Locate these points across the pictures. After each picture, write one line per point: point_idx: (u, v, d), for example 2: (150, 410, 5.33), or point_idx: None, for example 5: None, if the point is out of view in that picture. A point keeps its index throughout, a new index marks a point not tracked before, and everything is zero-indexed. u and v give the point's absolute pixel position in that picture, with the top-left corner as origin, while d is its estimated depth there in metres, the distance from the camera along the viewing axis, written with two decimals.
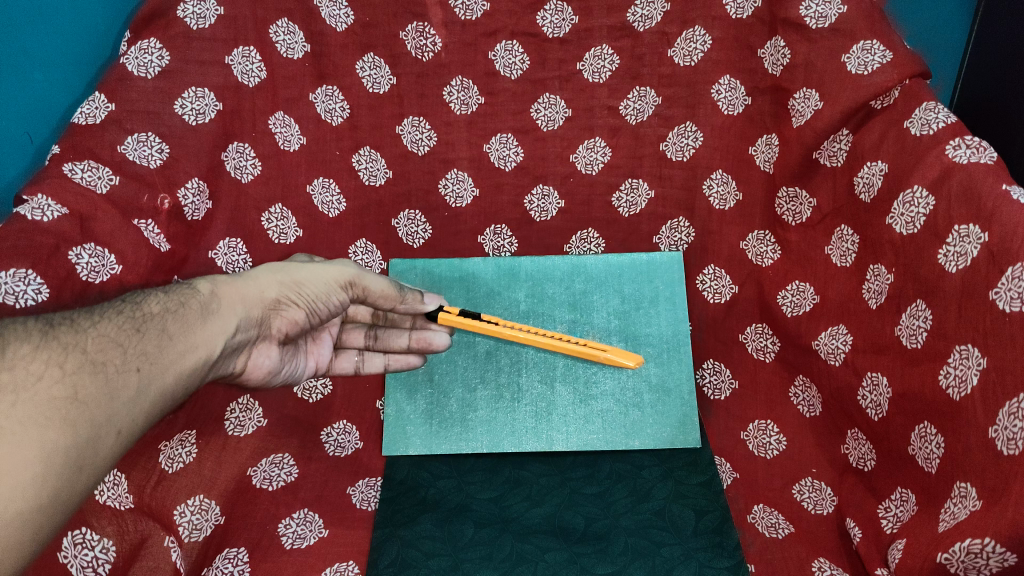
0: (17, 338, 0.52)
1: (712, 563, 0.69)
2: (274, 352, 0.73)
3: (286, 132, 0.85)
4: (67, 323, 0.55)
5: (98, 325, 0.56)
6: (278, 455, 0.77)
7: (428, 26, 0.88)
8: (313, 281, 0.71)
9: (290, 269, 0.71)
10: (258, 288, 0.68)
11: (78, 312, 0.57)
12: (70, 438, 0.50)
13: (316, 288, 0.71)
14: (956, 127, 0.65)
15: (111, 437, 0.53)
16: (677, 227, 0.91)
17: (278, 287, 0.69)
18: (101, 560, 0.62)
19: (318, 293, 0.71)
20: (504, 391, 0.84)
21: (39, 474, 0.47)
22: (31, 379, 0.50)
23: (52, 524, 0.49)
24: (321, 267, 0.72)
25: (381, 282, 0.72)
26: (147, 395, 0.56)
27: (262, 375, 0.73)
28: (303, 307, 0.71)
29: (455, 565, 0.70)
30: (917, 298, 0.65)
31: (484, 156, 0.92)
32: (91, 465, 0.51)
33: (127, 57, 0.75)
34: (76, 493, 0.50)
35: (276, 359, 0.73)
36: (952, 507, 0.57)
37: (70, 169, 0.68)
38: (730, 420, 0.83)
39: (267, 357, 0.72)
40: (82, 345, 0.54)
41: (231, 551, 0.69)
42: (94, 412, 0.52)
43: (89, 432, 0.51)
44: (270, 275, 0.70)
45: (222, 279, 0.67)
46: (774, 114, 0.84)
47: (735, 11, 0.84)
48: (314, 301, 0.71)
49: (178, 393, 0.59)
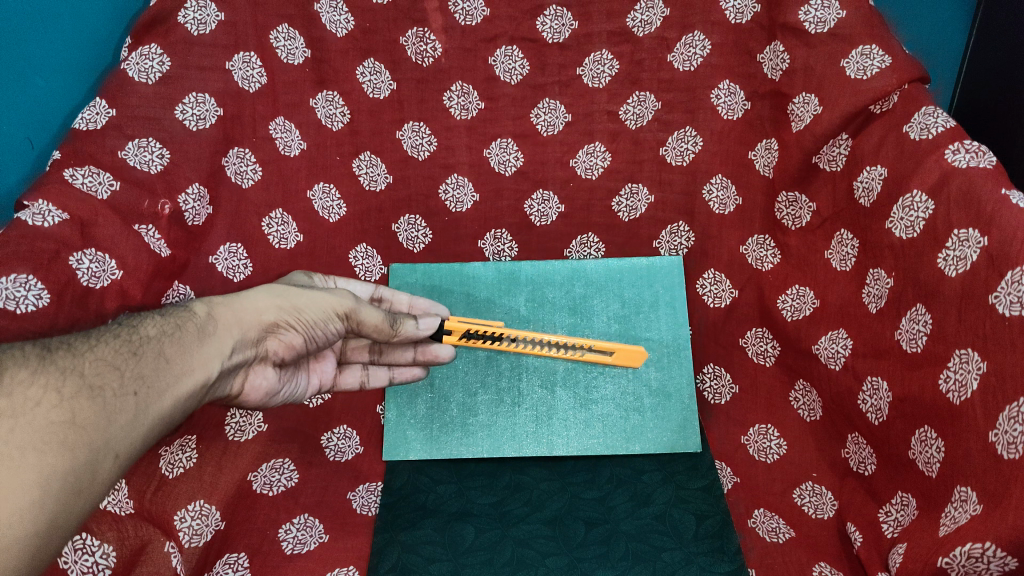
0: (16, 363, 0.52)
1: (712, 568, 0.69)
2: (271, 373, 0.73)
3: (286, 137, 0.85)
4: (64, 348, 0.55)
5: (95, 349, 0.56)
6: (278, 459, 0.77)
7: (428, 32, 0.89)
8: (312, 308, 0.71)
9: (290, 294, 0.71)
10: (256, 310, 0.69)
11: (75, 337, 0.57)
12: (69, 461, 0.50)
13: (315, 314, 0.71)
14: (956, 131, 0.65)
15: (110, 461, 0.53)
16: (677, 231, 0.91)
17: (276, 310, 0.69)
18: (101, 565, 0.62)
19: (316, 319, 0.71)
20: (504, 396, 0.84)
21: (38, 499, 0.48)
22: (30, 405, 0.50)
23: (50, 546, 0.49)
24: (321, 294, 0.72)
25: (377, 316, 0.74)
26: (146, 417, 0.56)
27: (261, 396, 0.73)
28: (301, 332, 0.71)
29: (456, 569, 0.70)
30: (917, 302, 0.65)
31: (484, 161, 0.92)
32: (90, 489, 0.51)
33: (128, 63, 0.75)
34: (75, 516, 0.50)
35: (274, 380, 0.74)
36: (952, 511, 0.57)
37: (71, 174, 0.69)
38: (731, 425, 0.82)
39: (264, 378, 0.72)
40: (79, 369, 0.54)
41: (231, 556, 0.69)
42: (93, 436, 0.52)
43: (87, 455, 0.51)
44: (269, 297, 0.70)
45: (219, 300, 0.68)
46: (773, 118, 0.84)
47: (734, 15, 0.85)
48: (313, 327, 0.71)
49: (175, 416, 0.60)
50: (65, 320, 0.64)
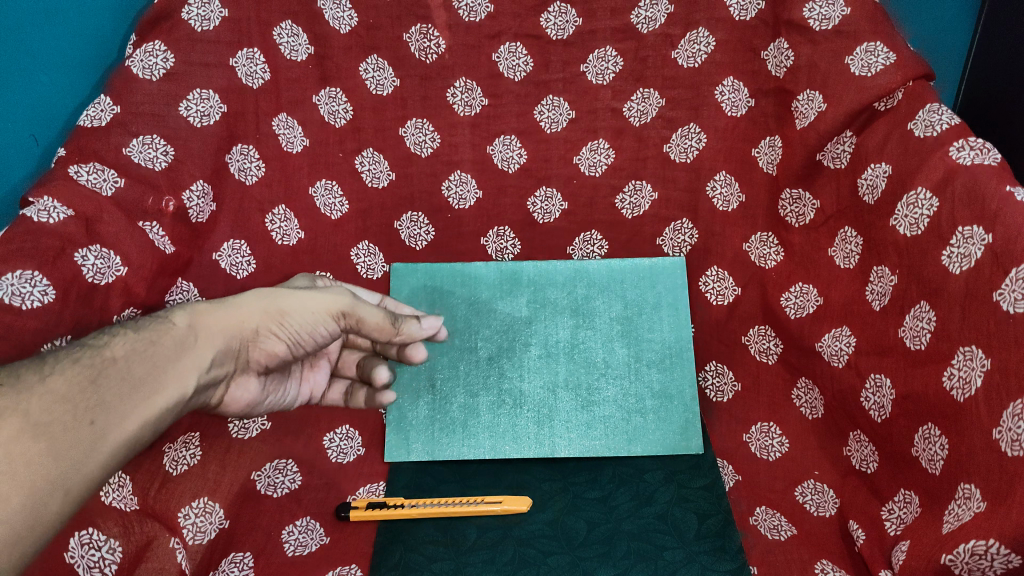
0: None
1: (714, 566, 0.70)
2: (254, 384, 0.73)
3: (289, 133, 0.85)
4: (12, 377, 0.52)
5: (49, 378, 0.53)
6: (282, 460, 0.77)
7: (431, 28, 0.89)
8: (297, 313, 0.70)
9: (276, 298, 0.70)
10: (238, 318, 0.68)
11: (27, 362, 0.54)
12: (10, 507, 0.47)
13: (300, 320, 0.71)
14: (960, 128, 0.64)
15: (61, 498, 0.50)
16: (681, 228, 0.91)
17: (259, 318, 0.69)
18: (108, 560, 0.60)
19: (301, 326, 0.71)
20: (506, 397, 0.84)
21: None
22: None
23: None
24: (309, 299, 0.71)
25: (373, 314, 0.73)
26: (104, 446, 0.53)
27: (243, 407, 0.73)
28: (285, 341, 0.71)
29: (458, 567, 0.70)
30: (922, 299, 0.64)
31: (488, 158, 0.92)
32: (33, 534, 0.48)
33: (132, 59, 0.74)
34: (19, 561, 0.48)
35: (257, 391, 0.73)
36: (957, 508, 0.57)
37: (76, 170, 0.68)
38: (732, 423, 0.83)
39: (246, 389, 0.72)
40: (27, 401, 0.51)
41: (237, 555, 0.69)
42: (40, 473, 0.49)
43: (32, 496, 0.48)
44: (254, 302, 0.69)
45: (200, 307, 0.66)
46: (777, 115, 0.84)
47: (738, 12, 0.84)
48: (297, 334, 0.71)
49: (145, 437, 0.57)
50: (70, 318, 0.63)
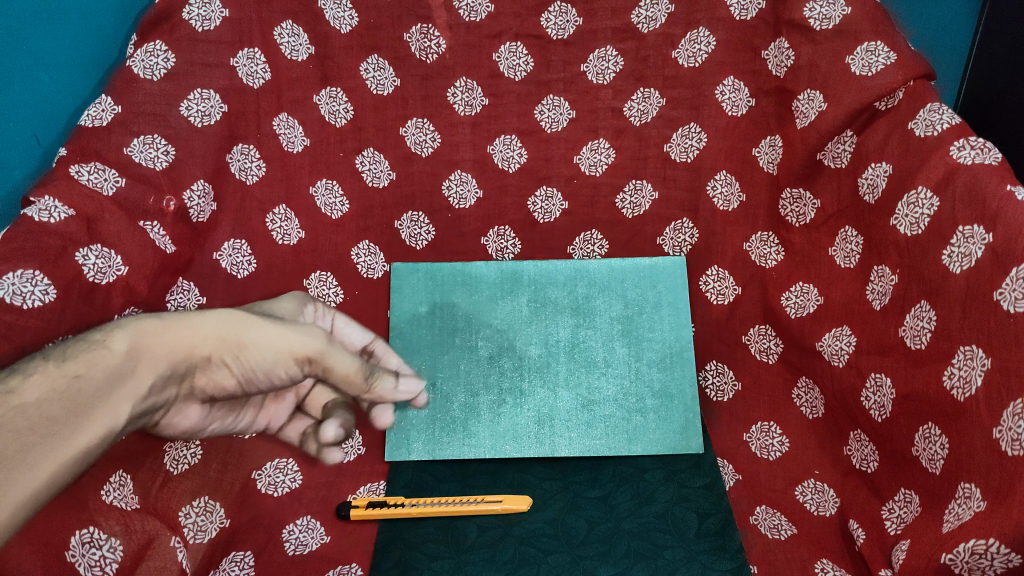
0: None
1: (714, 566, 0.70)
2: (196, 411, 0.67)
3: (290, 133, 0.85)
4: None
5: None
6: (284, 459, 0.75)
7: (432, 28, 0.89)
8: (258, 348, 0.70)
9: (241, 330, 0.70)
10: (190, 343, 0.66)
11: None
12: None
13: (258, 358, 0.69)
14: (961, 127, 0.64)
15: None
16: (681, 227, 0.91)
17: (215, 345, 0.67)
18: (109, 560, 0.59)
19: (258, 363, 0.69)
20: (507, 396, 0.84)
21: None
22: None
23: None
24: (273, 339, 0.71)
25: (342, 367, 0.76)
26: (10, 498, 0.53)
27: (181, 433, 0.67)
28: (235, 375, 0.68)
29: (458, 566, 0.71)
30: (922, 299, 0.64)
31: (488, 158, 0.92)
32: None
33: (133, 59, 0.74)
34: None
35: (199, 418, 0.68)
36: (957, 508, 0.57)
37: (77, 170, 0.68)
38: (733, 422, 0.83)
39: (188, 415, 0.67)
40: None
41: (237, 554, 0.69)
42: None
43: None
44: (216, 330, 0.68)
45: (145, 333, 0.64)
46: (777, 115, 0.84)
47: (739, 12, 0.84)
48: (251, 370, 0.69)
49: (61, 480, 0.56)
50: (71, 317, 0.63)
